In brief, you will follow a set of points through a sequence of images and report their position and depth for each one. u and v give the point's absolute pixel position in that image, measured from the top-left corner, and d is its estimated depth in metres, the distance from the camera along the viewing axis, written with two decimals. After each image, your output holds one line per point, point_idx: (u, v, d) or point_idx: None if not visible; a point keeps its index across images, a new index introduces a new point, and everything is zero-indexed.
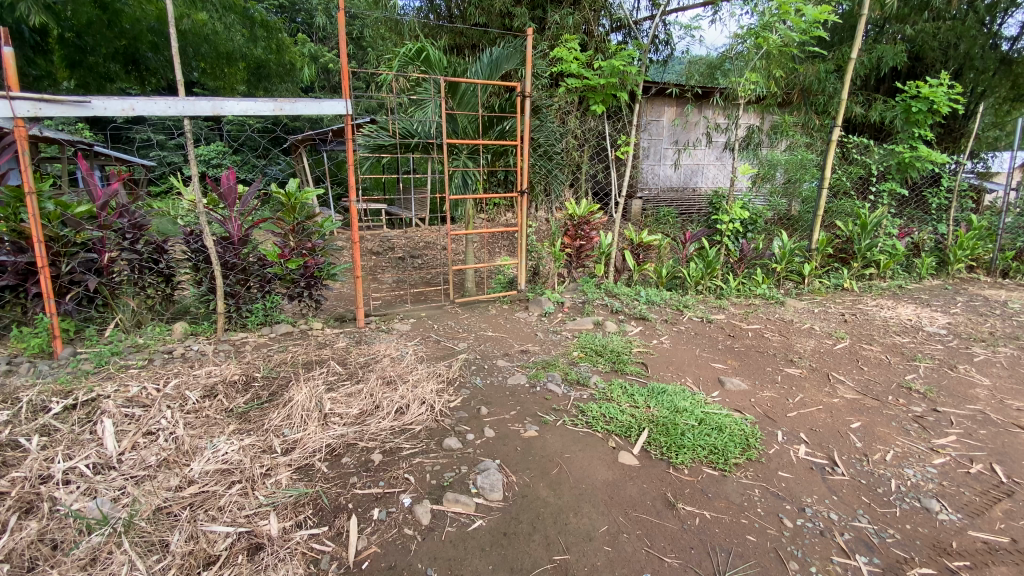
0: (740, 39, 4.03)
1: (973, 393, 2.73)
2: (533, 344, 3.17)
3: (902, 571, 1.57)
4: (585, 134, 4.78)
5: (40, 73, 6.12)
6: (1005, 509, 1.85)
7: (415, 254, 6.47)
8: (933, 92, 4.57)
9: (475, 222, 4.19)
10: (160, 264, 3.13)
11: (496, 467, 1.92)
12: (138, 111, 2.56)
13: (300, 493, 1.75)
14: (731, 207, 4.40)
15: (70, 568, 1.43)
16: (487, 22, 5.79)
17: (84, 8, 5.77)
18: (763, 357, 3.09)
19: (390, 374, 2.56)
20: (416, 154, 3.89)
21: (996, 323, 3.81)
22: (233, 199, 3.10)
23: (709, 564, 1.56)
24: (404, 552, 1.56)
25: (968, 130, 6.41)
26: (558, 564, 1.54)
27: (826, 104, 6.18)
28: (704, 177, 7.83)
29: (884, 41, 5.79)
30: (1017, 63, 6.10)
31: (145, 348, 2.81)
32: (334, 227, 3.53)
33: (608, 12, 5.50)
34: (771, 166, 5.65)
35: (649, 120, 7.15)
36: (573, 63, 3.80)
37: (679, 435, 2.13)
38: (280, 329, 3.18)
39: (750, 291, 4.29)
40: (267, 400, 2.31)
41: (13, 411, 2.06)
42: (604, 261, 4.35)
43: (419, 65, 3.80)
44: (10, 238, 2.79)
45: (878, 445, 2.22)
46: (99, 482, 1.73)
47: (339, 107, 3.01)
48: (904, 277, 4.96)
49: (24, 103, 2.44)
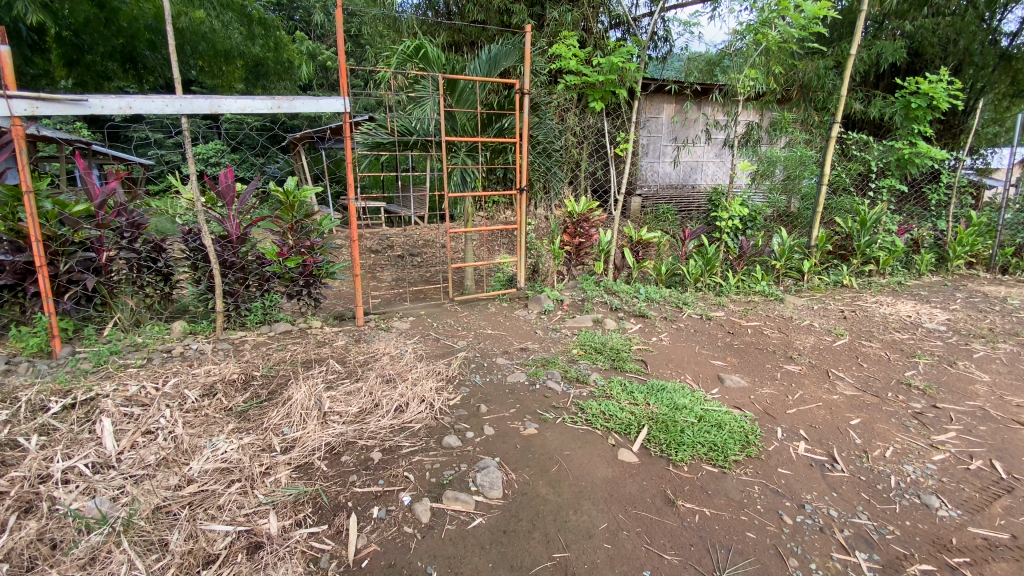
0: (739, 34, 4.00)
1: (973, 389, 2.73)
2: (532, 342, 3.16)
3: (902, 568, 1.57)
4: (584, 131, 4.96)
5: (38, 72, 6.14)
6: (1006, 505, 1.85)
7: (415, 251, 6.49)
8: (933, 88, 4.55)
9: (474, 220, 4.14)
10: (158, 263, 3.12)
11: (496, 465, 1.92)
12: (136, 110, 2.53)
13: (299, 492, 1.75)
14: (730, 204, 4.33)
15: (70, 567, 1.43)
16: (485, 19, 5.77)
17: (81, 7, 5.78)
18: (762, 354, 3.09)
19: (390, 373, 2.55)
20: (415, 152, 3.89)
21: (996, 319, 3.81)
22: (231, 197, 3.11)
23: (709, 561, 1.56)
24: (404, 551, 1.56)
25: (968, 126, 6.42)
26: (558, 562, 1.54)
27: (825, 100, 6.18)
28: (704, 174, 7.77)
29: (883, 37, 5.78)
30: (1017, 58, 6.09)
31: (145, 348, 2.80)
32: (332, 224, 3.50)
33: (607, 8, 5.59)
34: (770, 163, 5.66)
35: (648, 117, 7.14)
36: (572, 59, 3.78)
37: (679, 432, 2.14)
38: (280, 327, 3.17)
39: (749, 288, 4.27)
40: (266, 399, 2.31)
41: (12, 411, 2.05)
42: (604, 259, 4.35)
43: (417, 63, 3.78)
44: (8, 238, 2.79)
45: (878, 442, 2.22)
46: (99, 481, 1.73)
47: (338, 105, 2.99)
48: (904, 274, 4.94)
49: (21, 101, 2.42)
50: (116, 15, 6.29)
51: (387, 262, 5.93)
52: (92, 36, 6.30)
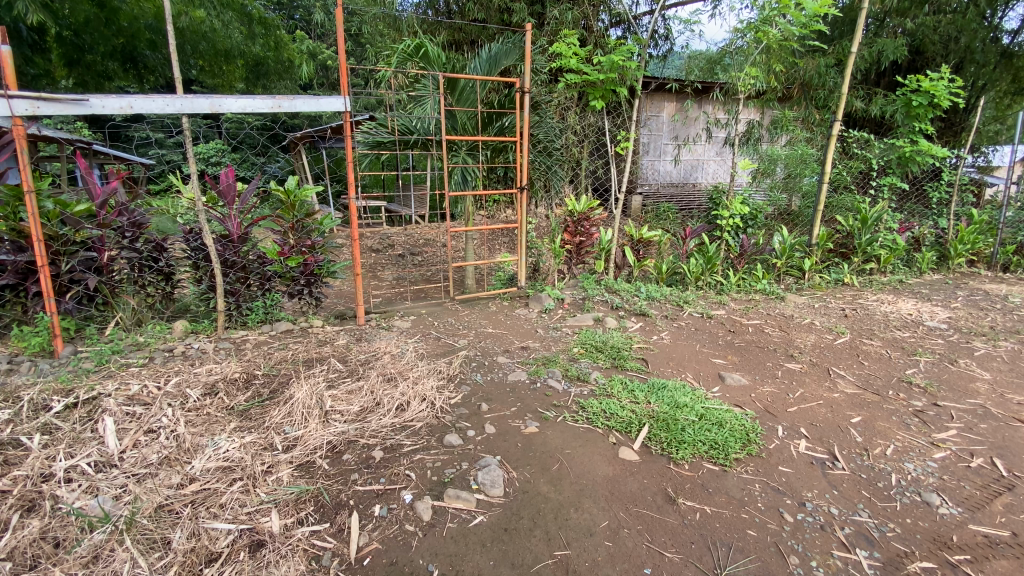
0: (739, 33, 3.99)
1: (973, 387, 2.73)
2: (533, 340, 3.17)
3: (902, 566, 1.57)
4: (585, 129, 5.12)
5: (39, 72, 6.15)
6: (1006, 503, 1.86)
7: (415, 250, 6.53)
8: (933, 86, 4.53)
9: (474, 219, 4.13)
10: (159, 262, 3.13)
11: (496, 463, 1.93)
12: (136, 109, 2.54)
13: (300, 490, 1.76)
14: (730, 203, 4.29)
15: (73, 566, 1.44)
16: (486, 18, 5.75)
17: (82, 7, 5.80)
18: (763, 352, 3.09)
19: (391, 371, 2.56)
20: (416, 151, 3.89)
21: (997, 317, 3.79)
22: (232, 197, 3.13)
23: (709, 559, 1.56)
24: (406, 548, 1.56)
25: (968, 124, 6.40)
26: (558, 560, 1.54)
27: (826, 98, 6.19)
28: (704, 172, 7.76)
29: (884, 35, 5.77)
30: (1018, 56, 6.06)
31: (145, 348, 2.81)
32: (333, 224, 3.50)
33: (607, 7, 5.60)
34: (771, 161, 5.64)
35: (648, 115, 7.10)
36: (572, 58, 3.76)
37: (679, 431, 2.13)
38: (281, 327, 3.17)
39: (749, 287, 4.27)
40: (268, 398, 2.31)
41: (15, 409, 2.07)
42: (604, 258, 4.37)
43: (418, 62, 3.77)
44: (10, 238, 2.79)
45: (878, 440, 2.21)
46: (101, 480, 1.73)
47: (338, 104, 2.98)
48: (904, 272, 4.92)
49: (21, 101, 2.43)
50: (116, 15, 6.29)
51: (388, 261, 5.95)
52: (92, 35, 6.30)
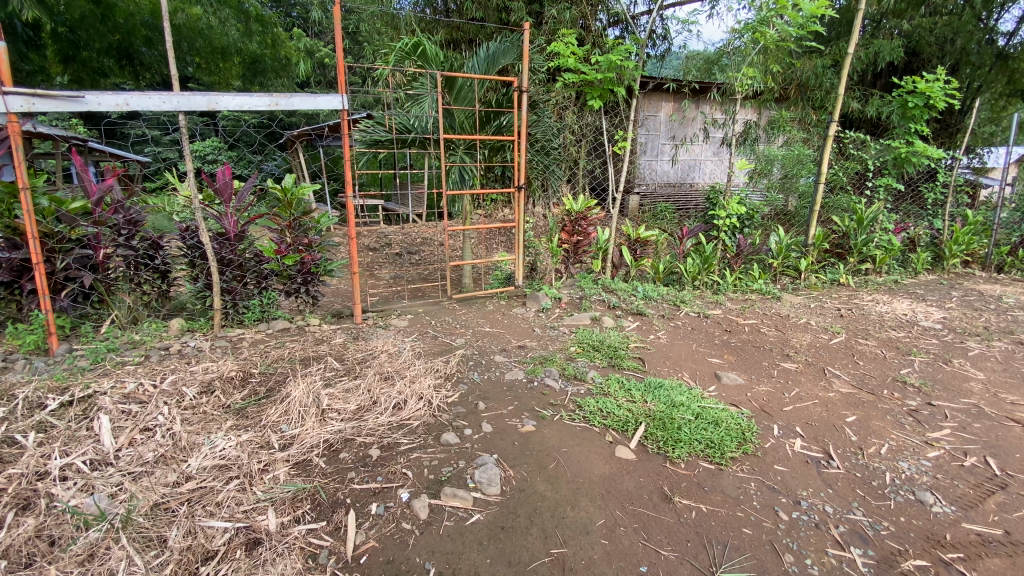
0: (737, 34, 4.02)
1: (968, 386, 2.75)
2: (530, 340, 3.17)
3: (896, 563, 1.59)
4: (583, 129, 5.17)
5: (33, 68, 6.07)
6: (1000, 502, 1.87)
7: (413, 250, 6.52)
8: (930, 88, 4.54)
9: (472, 218, 4.09)
10: (155, 260, 3.10)
11: (493, 462, 1.93)
12: (132, 106, 2.52)
13: (297, 489, 1.75)
14: (728, 203, 4.31)
15: (68, 563, 1.44)
16: (484, 17, 5.74)
17: (77, 3, 5.77)
18: (759, 351, 3.10)
19: (388, 370, 2.56)
20: (413, 149, 3.89)
21: (990, 318, 3.80)
22: (228, 194, 3.12)
23: (705, 557, 1.57)
24: (402, 546, 1.57)
25: (964, 125, 6.49)
26: (555, 558, 1.55)
27: (823, 99, 6.22)
28: (702, 172, 7.79)
29: (880, 36, 5.79)
30: (1015, 58, 5.94)
31: (142, 345, 2.82)
32: (331, 222, 3.47)
33: (606, 7, 5.62)
34: (769, 162, 5.64)
35: (645, 116, 7.10)
36: (570, 57, 3.75)
37: (676, 429, 2.15)
38: (278, 325, 3.18)
39: (746, 287, 4.31)
40: (264, 398, 2.30)
41: (10, 407, 2.05)
42: (601, 257, 4.35)
43: (415, 61, 3.75)
44: (4, 235, 2.78)
45: (873, 439, 2.23)
46: (97, 478, 1.73)
47: (335, 102, 2.95)
48: (899, 273, 4.95)
49: (16, 98, 2.38)
50: (112, 11, 6.26)
51: (385, 259, 5.94)
52: (88, 32, 6.28)
